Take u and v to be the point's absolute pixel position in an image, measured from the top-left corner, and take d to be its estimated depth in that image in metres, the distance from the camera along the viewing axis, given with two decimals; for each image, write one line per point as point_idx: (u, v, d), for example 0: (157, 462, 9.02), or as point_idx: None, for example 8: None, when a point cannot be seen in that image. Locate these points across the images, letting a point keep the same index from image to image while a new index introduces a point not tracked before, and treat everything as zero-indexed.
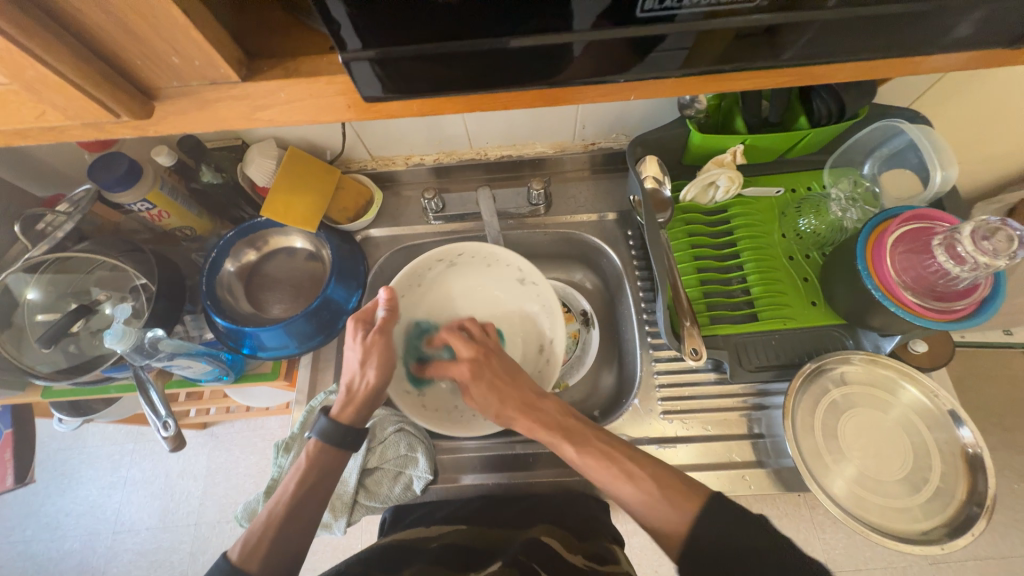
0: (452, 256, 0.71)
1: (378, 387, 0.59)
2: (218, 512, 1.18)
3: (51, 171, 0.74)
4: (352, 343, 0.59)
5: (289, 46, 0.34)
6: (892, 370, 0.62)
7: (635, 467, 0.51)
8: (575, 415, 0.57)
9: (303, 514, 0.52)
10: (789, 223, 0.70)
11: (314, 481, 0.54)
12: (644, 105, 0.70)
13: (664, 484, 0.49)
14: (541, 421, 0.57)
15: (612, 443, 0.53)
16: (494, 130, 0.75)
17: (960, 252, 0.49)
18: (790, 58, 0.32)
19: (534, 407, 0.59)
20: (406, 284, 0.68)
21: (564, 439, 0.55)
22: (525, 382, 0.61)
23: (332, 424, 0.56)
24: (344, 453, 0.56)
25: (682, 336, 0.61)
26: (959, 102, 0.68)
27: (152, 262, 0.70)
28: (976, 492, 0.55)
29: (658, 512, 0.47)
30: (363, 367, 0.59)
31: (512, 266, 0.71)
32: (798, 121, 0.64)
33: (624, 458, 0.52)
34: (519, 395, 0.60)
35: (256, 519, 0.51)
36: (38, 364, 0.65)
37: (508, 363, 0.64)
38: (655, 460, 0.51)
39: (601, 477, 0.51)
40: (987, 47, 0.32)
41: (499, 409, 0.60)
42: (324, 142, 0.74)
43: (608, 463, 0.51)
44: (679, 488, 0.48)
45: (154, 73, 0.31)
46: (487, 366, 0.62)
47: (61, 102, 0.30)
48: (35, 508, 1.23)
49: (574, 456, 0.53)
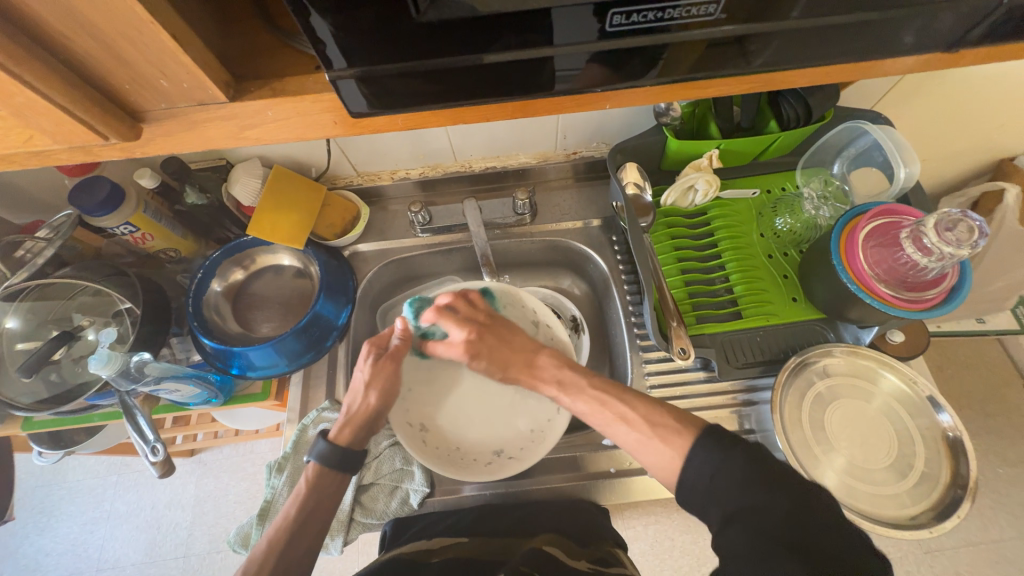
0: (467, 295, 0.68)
1: (379, 410, 0.59)
2: (207, 542, 1.14)
3: (31, 197, 0.73)
4: (362, 364, 0.59)
5: (276, 67, 0.35)
6: (872, 360, 0.64)
7: (627, 410, 0.49)
8: (570, 364, 0.57)
9: (304, 538, 0.51)
10: (766, 222, 0.73)
11: (314, 504, 0.53)
12: (622, 113, 0.72)
13: (656, 422, 0.47)
14: (539, 379, 0.58)
15: (605, 388, 0.52)
16: (477, 142, 0.76)
17: (926, 243, 0.51)
18: (754, 65, 0.33)
19: (529, 366, 0.60)
20: (422, 317, 0.67)
21: (559, 390, 0.56)
22: (522, 342, 0.62)
23: (330, 448, 0.54)
24: (344, 475, 0.55)
25: (670, 336, 0.63)
26: (917, 103, 0.71)
27: (136, 286, 0.69)
28: (959, 475, 0.57)
29: (652, 453, 0.46)
30: (367, 390, 0.58)
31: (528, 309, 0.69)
32: (769, 124, 0.67)
33: (618, 400, 0.51)
34: (519, 355, 0.61)
35: (255, 547, 0.50)
36: (17, 395, 0.63)
37: (503, 327, 0.63)
38: (642, 400, 0.50)
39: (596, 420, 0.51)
40: (932, 52, 0.34)
41: (502, 373, 0.61)
42: (309, 159, 0.75)
43: (601, 406, 0.51)
44: (676, 425, 0.46)
45: (143, 97, 0.32)
46: (488, 333, 0.62)
47: (48, 127, 0.31)
48: (13, 549, 1.18)
49: (569, 404, 0.54)
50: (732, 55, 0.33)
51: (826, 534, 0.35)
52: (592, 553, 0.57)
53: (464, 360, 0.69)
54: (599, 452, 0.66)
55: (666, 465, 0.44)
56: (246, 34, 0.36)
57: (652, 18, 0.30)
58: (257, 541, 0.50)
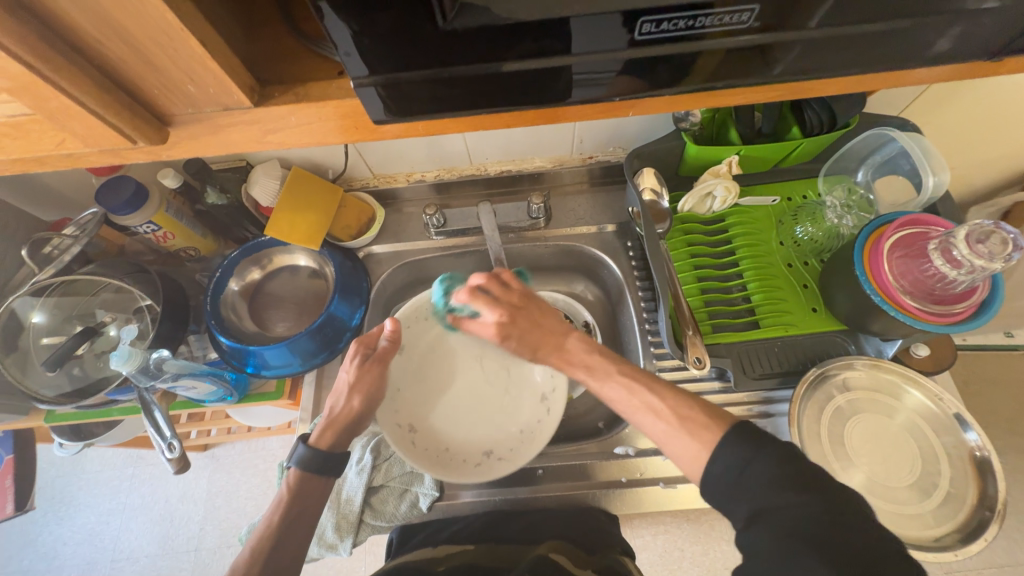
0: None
1: (361, 413, 0.59)
2: (218, 536, 1.16)
3: (59, 195, 0.75)
4: (347, 366, 0.59)
5: (300, 72, 0.35)
6: (895, 374, 0.62)
7: (656, 400, 0.47)
8: (599, 349, 0.56)
9: (289, 543, 0.51)
10: (786, 230, 0.71)
11: (297, 509, 0.53)
12: (639, 118, 0.72)
13: (684, 416, 0.45)
14: (569, 362, 0.57)
15: (633, 375, 0.51)
16: (493, 146, 0.76)
17: (956, 255, 0.49)
18: (780, 73, 0.33)
19: (560, 351, 0.59)
20: (414, 316, 0.68)
21: (588, 375, 0.55)
22: (553, 325, 0.61)
23: (310, 452, 0.55)
24: (327, 480, 0.55)
25: (685, 345, 0.62)
26: (947, 110, 0.69)
27: (156, 284, 0.71)
28: (987, 496, 0.55)
29: (678, 444, 0.44)
30: (349, 393, 0.58)
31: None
32: (791, 130, 0.65)
33: (646, 390, 0.49)
34: (551, 339, 0.60)
35: (239, 556, 0.50)
36: (42, 389, 0.65)
37: (535, 311, 0.61)
38: (669, 391, 0.48)
39: (624, 407, 0.49)
40: (970, 60, 0.33)
41: (533, 353, 0.61)
42: (327, 162, 0.76)
43: (628, 393, 0.49)
44: (703, 419, 0.44)
45: (170, 102, 0.33)
46: (521, 315, 0.60)
47: (80, 130, 0.31)
48: (33, 536, 1.21)
49: (598, 390, 0.53)
50: (757, 64, 0.32)
51: (862, 538, 0.33)
52: (601, 563, 0.56)
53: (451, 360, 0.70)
54: (610, 461, 0.65)
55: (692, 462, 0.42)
56: (271, 39, 0.37)
57: (683, 27, 0.29)
58: (241, 550, 0.51)
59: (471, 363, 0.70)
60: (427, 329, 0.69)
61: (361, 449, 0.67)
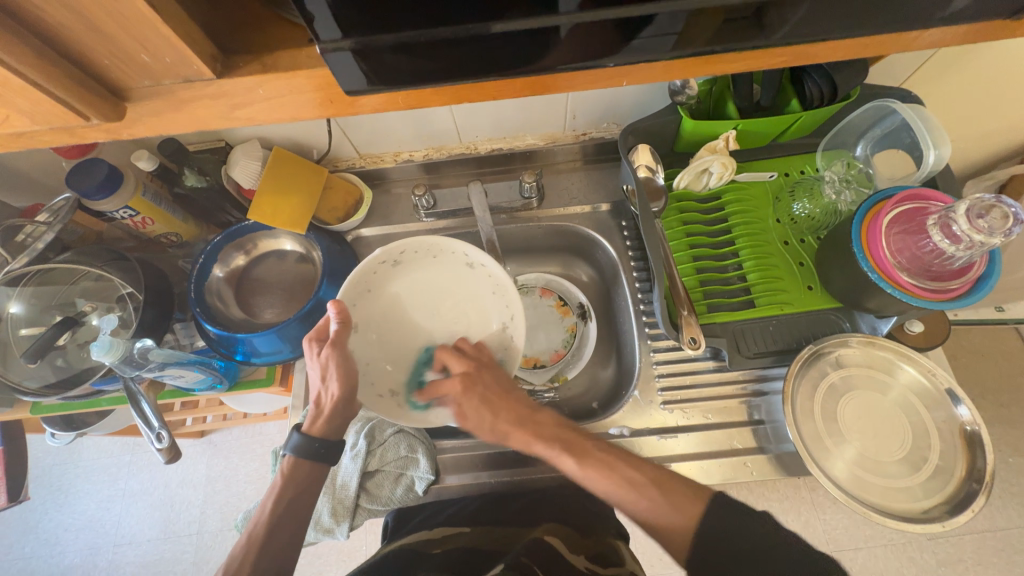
0: (396, 254, 0.63)
1: (345, 395, 0.57)
2: (220, 520, 1.17)
3: (28, 179, 0.72)
4: (311, 360, 0.57)
5: (266, 40, 0.33)
6: (890, 351, 0.62)
7: (636, 474, 0.50)
8: (571, 425, 0.56)
9: (286, 527, 0.53)
10: (783, 208, 0.70)
11: (293, 496, 0.54)
12: (633, 91, 0.69)
13: (667, 488, 0.48)
14: (539, 436, 0.55)
15: (611, 453, 0.52)
16: (483, 122, 0.74)
17: (955, 231, 0.49)
18: (781, 37, 0.31)
19: (527, 422, 0.57)
20: (353, 293, 0.61)
21: (565, 451, 0.53)
22: (517, 399, 0.59)
23: (304, 440, 0.56)
24: (321, 465, 0.57)
25: (680, 325, 0.62)
26: (950, 79, 0.67)
27: (137, 271, 0.68)
28: (976, 468, 0.55)
29: (666, 516, 0.46)
30: (326, 381, 0.57)
31: (458, 252, 0.65)
32: (789, 103, 0.64)
33: (625, 465, 0.51)
34: (513, 409, 0.58)
35: (235, 545, 0.52)
36: (25, 380, 0.63)
37: (502, 376, 0.61)
38: (647, 464, 0.51)
39: (605, 488, 0.50)
40: (983, 18, 0.31)
41: (494, 424, 0.58)
42: (310, 141, 0.73)
43: (609, 472, 0.50)
44: (689, 493, 0.47)
45: (125, 73, 0.30)
46: (483, 376, 0.60)
47: (25, 106, 0.29)
48: (34, 524, 1.22)
49: (574, 472, 0.52)
50: (751, 32, 0.31)
51: None
52: (594, 547, 0.56)
53: (408, 316, 0.65)
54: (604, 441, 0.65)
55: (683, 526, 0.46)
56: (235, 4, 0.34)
57: None
58: (239, 535, 0.52)
59: (427, 312, 0.66)
60: (374, 298, 0.63)
61: (355, 435, 0.67)
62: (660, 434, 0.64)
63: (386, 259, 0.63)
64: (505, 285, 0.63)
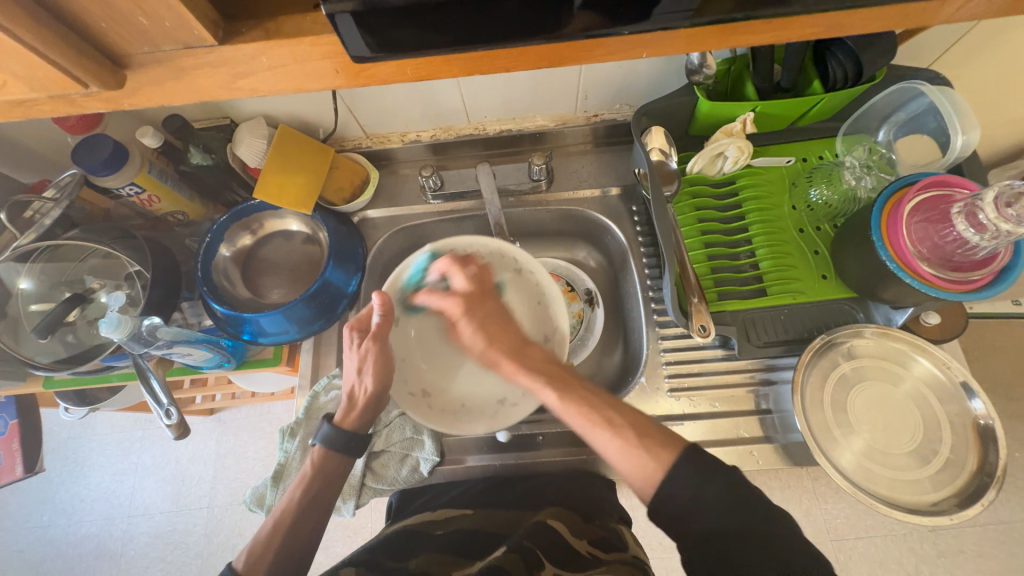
0: (445, 250, 0.64)
1: (378, 393, 0.58)
2: (229, 495, 1.19)
3: (34, 154, 0.71)
4: (350, 351, 0.58)
5: (270, 7, 0.32)
6: (903, 342, 0.61)
7: (615, 415, 0.47)
8: (559, 363, 0.55)
9: (309, 519, 0.53)
10: (800, 194, 0.68)
11: (319, 489, 0.54)
12: (649, 69, 0.66)
13: (645, 434, 0.45)
14: (524, 368, 0.54)
15: (595, 393, 0.50)
16: (492, 101, 0.72)
17: (981, 220, 0.47)
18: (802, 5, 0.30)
19: (518, 353, 0.56)
20: (398, 279, 0.62)
21: (547, 385, 0.52)
22: (513, 328, 0.58)
23: (334, 432, 0.56)
24: (347, 458, 0.57)
25: (690, 312, 0.60)
26: (982, 60, 0.64)
27: (145, 249, 0.68)
28: (987, 463, 0.55)
29: (635, 462, 0.44)
30: (361, 374, 0.58)
31: (508, 257, 0.63)
32: (812, 84, 0.61)
33: (605, 405, 0.48)
34: (507, 341, 0.57)
35: (259, 529, 0.52)
36: (37, 355, 0.64)
37: (501, 308, 0.60)
38: (629, 408, 0.48)
39: (580, 424, 0.48)
40: None
41: (482, 347, 0.57)
42: (316, 119, 0.72)
43: (589, 409, 0.48)
44: (662, 439, 0.44)
45: (123, 38, 0.29)
46: (478, 305, 0.59)
47: (21, 71, 0.28)
48: (50, 494, 1.26)
49: (553, 402, 0.50)
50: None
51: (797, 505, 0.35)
52: (596, 531, 0.56)
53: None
54: None
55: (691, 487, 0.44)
56: None
57: None
58: (264, 520, 0.53)
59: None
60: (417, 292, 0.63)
61: None
62: (666, 421, 0.64)
63: (434, 253, 0.64)
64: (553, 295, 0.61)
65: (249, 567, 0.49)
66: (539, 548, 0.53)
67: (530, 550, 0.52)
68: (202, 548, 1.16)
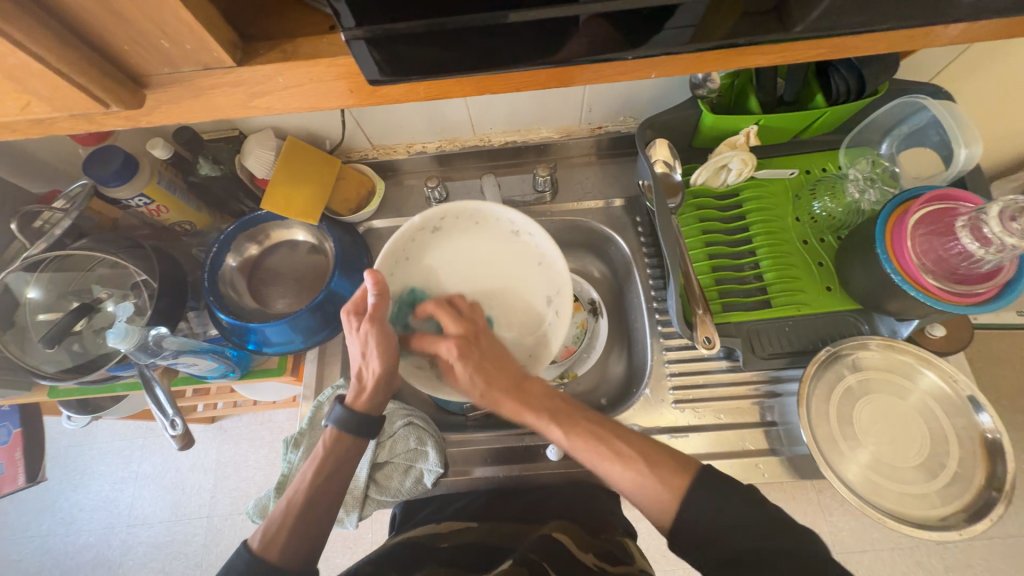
0: (436, 221, 0.62)
1: (386, 373, 0.56)
2: (229, 505, 1.19)
3: (45, 165, 0.72)
4: (350, 335, 0.55)
5: (287, 28, 0.32)
6: (910, 355, 0.60)
7: (623, 447, 0.49)
8: (561, 394, 0.54)
9: (321, 502, 0.53)
10: (804, 206, 0.68)
11: (331, 471, 0.54)
12: (652, 84, 0.67)
13: (652, 460, 0.47)
14: (527, 407, 0.53)
15: (600, 424, 0.51)
16: (497, 115, 0.73)
17: (986, 233, 0.47)
18: (802, 32, 0.30)
19: (516, 391, 0.54)
20: (391, 260, 0.60)
21: (551, 421, 0.52)
22: (510, 366, 0.56)
23: (347, 413, 0.56)
24: (361, 439, 0.56)
25: (695, 324, 0.60)
26: (981, 76, 0.65)
27: (152, 258, 0.69)
28: (995, 478, 0.54)
29: (655, 484, 0.46)
30: (366, 357, 0.56)
31: (503, 221, 0.63)
32: (815, 98, 0.61)
33: (614, 437, 0.49)
34: (506, 378, 0.55)
35: (275, 507, 0.52)
36: (42, 364, 0.64)
37: (496, 343, 0.57)
38: (636, 438, 0.50)
39: (590, 458, 0.49)
40: (1018, 12, 0.30)
41: (483, 391, 0.54)
42: (323, 131, 0.73)
43: (596, 443, 0.49)
44: (669, 464, 0.46)
45: (144, 59, 0.30)
46: (473, 348, 0.55)
47: (45, 91, 0.29)
48: (49, 503, 1.25)
49: (562, 440, 0.51)
50: (772, 26, 0.31)
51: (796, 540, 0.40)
52: (602, 546, 0.55)
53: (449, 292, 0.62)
54: None
55: (659, 502, 0.45)
56: None
57: None
58: (277, 501, 0.53)
59: (468, 281, 0.63)
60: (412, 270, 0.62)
61: None
62: (671, 433, 0.64)
63: (425, 226, 0.61)
64: (553, 256, 0.61)
65: (265, 548, 0.49)
66: (544, 561, 0.50)
67: (535, 563, 0.50)
68: (201, 559, 1.15)
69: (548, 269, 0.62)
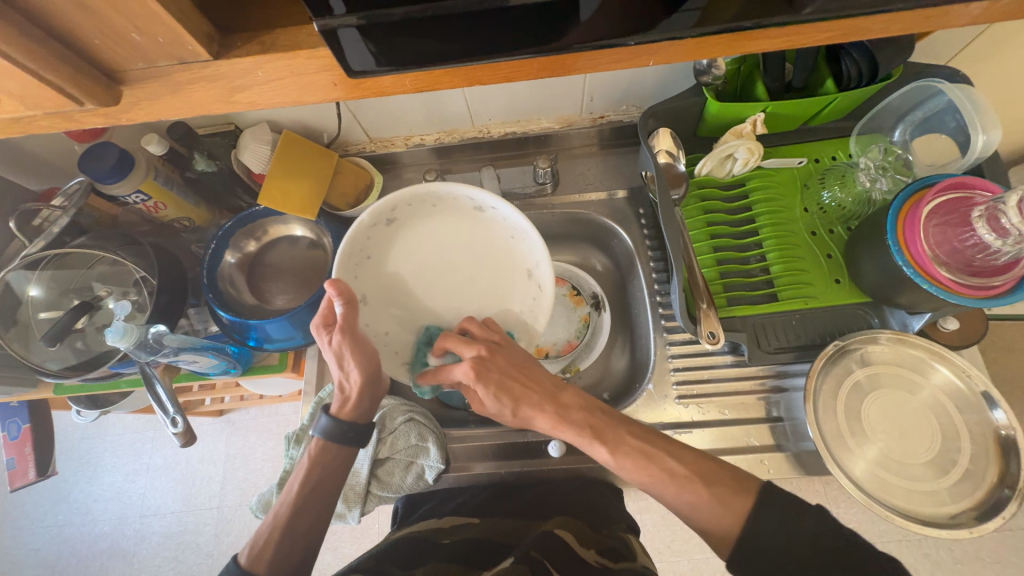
0: (388, 214, 0.58)
1: (366, 379, 0.55)
2: (239, 495, 1.20)
3: (43, 161, 0.72)
4: (324, 347, 0.55)
5: (266, 18, 0.31)
6: (920, 349, 0.59)
7: (672, 463, 0.49)
8: (601, 407, 0.54)
9: (308, 514, 0.53)
10: (812, 195, 0.66)
11: (317, 482, 0.54)
12: (656, 70, 0.65)
13: (692, 477, 0.47)
14: (565, 419, 0.53)
15: (647, 440, 0.51)
16: (496, 104, 0.71)
17: (1004, 224, 0.45)
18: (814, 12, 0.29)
19: (553, 402, 0.54)
20: (351, 265, 0.57)
21: (589, 438, 0.51)
22: (538, 375, 0.55)
23: (333, 423, 0.55)
24: (348, 449, 0.57)
25: (699, 318, 0.59)
26: (1002, 58, 0.62)
27: (150, 254, 0.69)
28: (1008, 475, 0.52)
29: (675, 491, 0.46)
30: (344, 368, 0.55)
31: (462, 198, 0.59)
32: (824, 84, 0.59)
33: (659, 453, 0.50)
34: (538, 391, 0.54)
35: (263, 521, 0.52)
36: (46, 362, 0.64)
37: (517, 353, 0.56)
38: (678, 453, 0.50)
39: (639, 478, 0.49)
40: None
41: (515, 404, 0.54)
42: (319, 124, 0.71)
43: (644, 461, 0.49)
44: (716, 484, 0.47)
45: (117, 54, 0.29)
46: (494, 365, 0.53)
47: (17, 89, 0.28)
48: (65, 494, 1.27)
49: (605, 458, 0.51)
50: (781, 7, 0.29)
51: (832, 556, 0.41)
52: (606, 542, 0.55)
53: (423, 276, 0.62)
54: None
55: (710, 520, 0.45)
56: None
57: None
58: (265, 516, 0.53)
59: (440, 261, 0.62)
60: (377, 265, 0.60)
61: None
62: (674, 429, 0.63)
63: (377, 223, 0.57)
64: (523, 229, 0.59)
65: (252, 563, 0.49)
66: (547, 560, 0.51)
67: (537, 560, 0.50)
68: (213, 548, 1.18)
69: (521, 242, 0.60)
